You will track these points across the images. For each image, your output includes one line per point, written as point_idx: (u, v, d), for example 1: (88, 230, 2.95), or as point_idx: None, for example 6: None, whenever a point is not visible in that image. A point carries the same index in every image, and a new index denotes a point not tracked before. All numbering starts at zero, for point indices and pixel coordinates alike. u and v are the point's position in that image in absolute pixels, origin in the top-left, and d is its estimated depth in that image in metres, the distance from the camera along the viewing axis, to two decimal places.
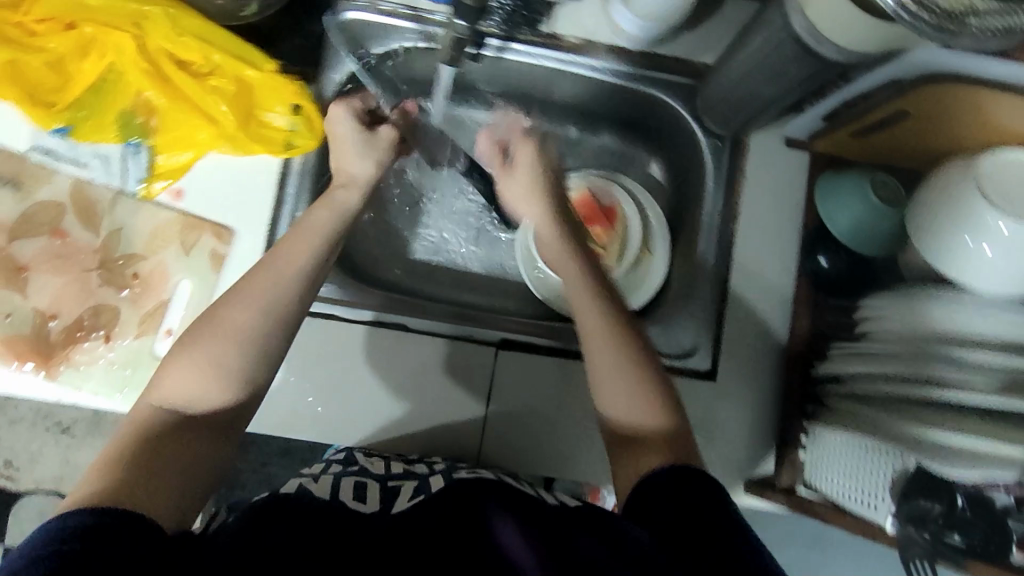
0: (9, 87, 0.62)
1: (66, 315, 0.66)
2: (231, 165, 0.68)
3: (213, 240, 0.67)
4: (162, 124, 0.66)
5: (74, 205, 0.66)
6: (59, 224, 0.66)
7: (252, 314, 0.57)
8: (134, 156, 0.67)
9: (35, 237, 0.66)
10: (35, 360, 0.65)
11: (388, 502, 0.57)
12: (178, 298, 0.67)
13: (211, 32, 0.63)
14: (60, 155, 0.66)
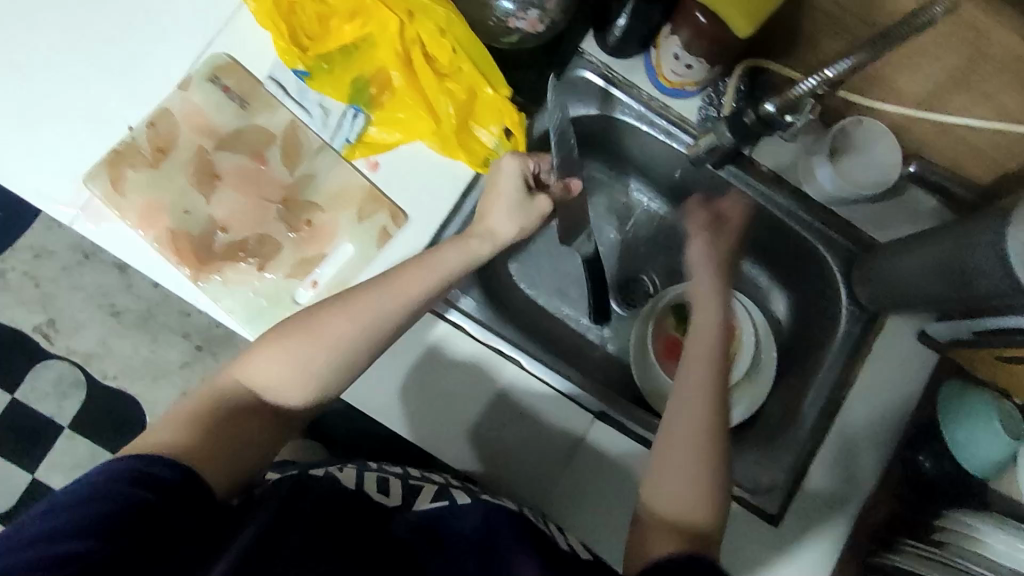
0: (282, 20, 0.69)
1: (234, 232, 0.69)
2: (429, 160, 0.72)
3: (387, 218, 0.70)
4: (389, 102, 0.71)
5: (282, 140, 0.70)
6: (262, 151, 0.70)
7: (351, 334, 0.60)
8: (351, 118, 0.71)
9: (235, 152, 0.70)
10: (191, 261, 0.68)
11: (410, 498, 0.63)
12: (335, 256, 0.70)
13: (469, 43, 0.68)
14: (289, 93, 0.71)
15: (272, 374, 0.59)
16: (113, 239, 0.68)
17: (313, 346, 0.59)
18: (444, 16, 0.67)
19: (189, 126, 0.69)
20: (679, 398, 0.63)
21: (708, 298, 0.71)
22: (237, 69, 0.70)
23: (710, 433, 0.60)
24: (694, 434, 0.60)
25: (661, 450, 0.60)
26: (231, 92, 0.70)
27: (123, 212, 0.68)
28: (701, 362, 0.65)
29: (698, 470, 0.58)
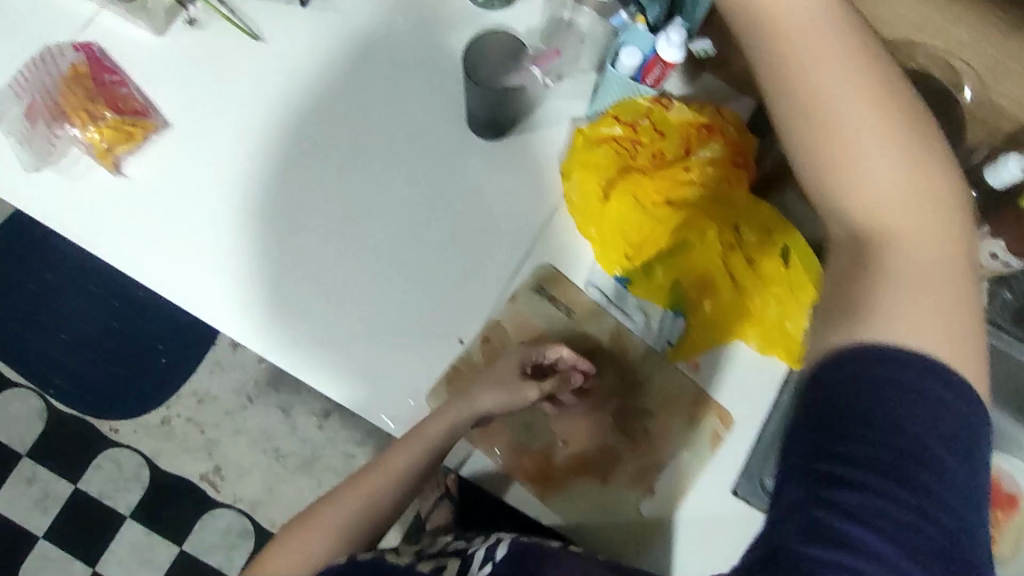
0: (615, 235, 0.71)
1: (573, 447, 0.70)
2: (749, 361, 0.73)
3: (717, 421, 0.71)
4: (710, 304, 0.72)
5: (611, 351, 0.71)
6: (594, 362, 0.71)
7: (348, 508, 0.64)
8: (673, 321, 0.72)
9: (572, 367, 0.71)
10: (535, 478, 0.70)
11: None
12: (672, 464, 0.70)
13: (798, 251, 0.71)
14: (612, 301, 0.73)
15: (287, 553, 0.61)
16: (462, 459, 0.71)
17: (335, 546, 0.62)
18: (776, 228, 0.71)
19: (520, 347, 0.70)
20: (914, 317, 0.44)
21: (881, 159, 0.46)
22: (565, 285, 0.72)
23: (931, 239, 0.46)
24: (895, 197, 0.46)
25: (837, 316, 0.46)
26: (557, 300, 0.72)
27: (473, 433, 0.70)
28: (896, 139, 0.46)
29: (879, 293, 0.45)
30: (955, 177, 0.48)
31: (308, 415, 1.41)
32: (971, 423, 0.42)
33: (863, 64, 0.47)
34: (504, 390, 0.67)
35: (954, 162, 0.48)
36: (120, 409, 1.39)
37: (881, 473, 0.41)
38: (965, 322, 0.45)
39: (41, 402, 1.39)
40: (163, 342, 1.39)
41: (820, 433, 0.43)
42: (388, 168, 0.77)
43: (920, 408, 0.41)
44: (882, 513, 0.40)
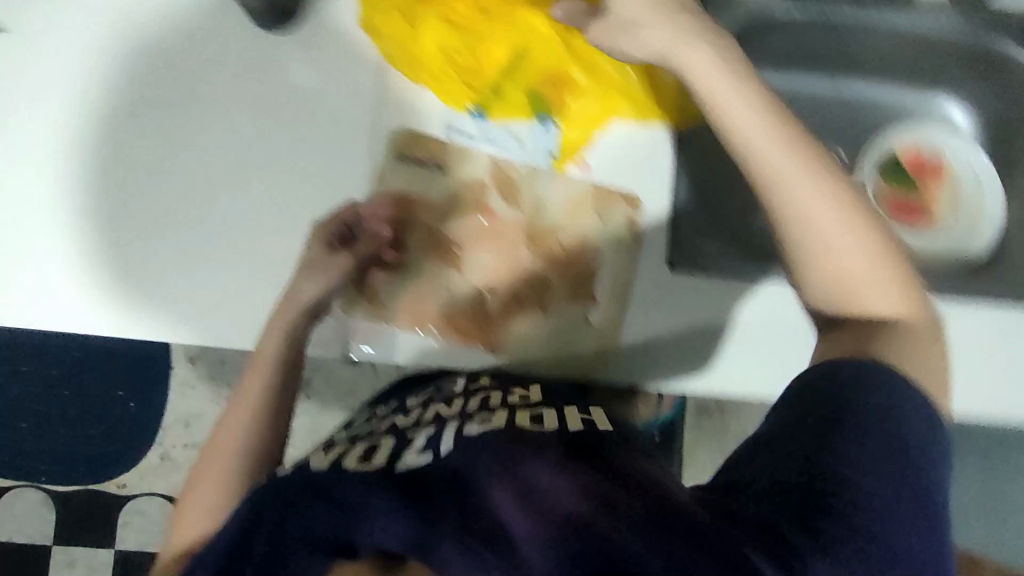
0: (450, 70, 0.67)
1: (500, 290, 0.67)
2: (630, 137, 0.70)
3: (625, 207, 0.69)
4: (570, 98, 0.69)
5: (495, 181, 0.68)
6: (485, 203, 0.68)
7: (243, 421, 0.64)
8: (544, 131, 0.69)
9: (448, 213, 0.68)
10: (477, 336, 0.66)
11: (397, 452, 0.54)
12: (601, 264, 0.68)
13: None
14: (472, 134, 0.69)
15: (201, 484, 0.61)
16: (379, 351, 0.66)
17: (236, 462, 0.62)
18: None
19: (369, 220, 0.66)
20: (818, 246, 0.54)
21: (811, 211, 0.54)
22: (415, 139, 0.68)
23: (866, 238, 0.54)
24: (799, 175, 0.55)
25: (809, 261, 0.55)
26: (425, 161, 0.68)
27: (386, 316, 0.66)
28: (809, 164, 0.55)
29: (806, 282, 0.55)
30: (813, 148, 0.56)
31: None
32: (892, 402, 0.50)
33: (776, 129, 0.56)
34: (337, 268, 0.64)
35: (807, 138, 0.57)
36: (118, 466, 1.38)
37: (875, 460, 0.48)
38: (892, 255, 0.55)
39: (40, 493, 1.38)
40: (123, 388, 1.39)
41: (813, 414, 0.50)
42: (192, 101, 0.67)
43: (891, 422, 0.49)
44: (867, 471, 0.47)
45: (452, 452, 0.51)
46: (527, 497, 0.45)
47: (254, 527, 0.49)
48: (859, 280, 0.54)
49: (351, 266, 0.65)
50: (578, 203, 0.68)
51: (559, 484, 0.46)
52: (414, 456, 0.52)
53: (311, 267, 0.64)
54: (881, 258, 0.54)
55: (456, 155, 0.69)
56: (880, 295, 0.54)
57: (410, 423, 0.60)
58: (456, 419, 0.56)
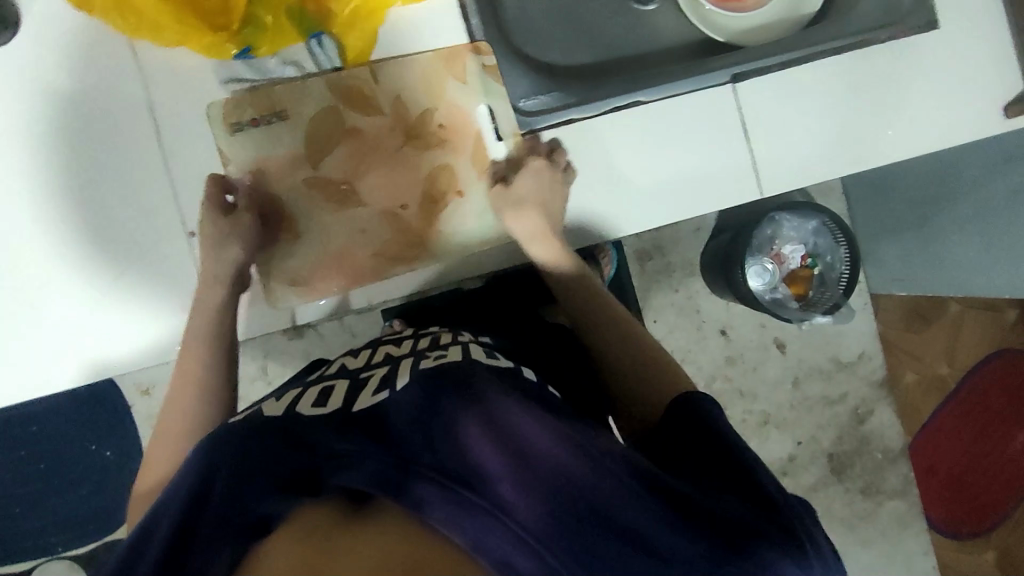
0: (204, 32, 0.79)
1: (411, 202, 0.85)
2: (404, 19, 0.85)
3: (479, 57, 0.85)
4: (331, 6, 0.82)
5: (342, 99, 0.83)
6: (349, 125, 0.83)
7: (185, 395, 0.76)
8: (322, 44, 0.83)
9: (314, 152, 0.83)
10: (417, 245, 0.86)
11: (353, 399, 0.61)
12: (483, 119, 0.86)
13: None
14: (253, 75, 0.83)
15: (159, 462, 0.71)
16: (308, 310, 0.87)
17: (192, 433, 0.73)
18: None
19: (241, 183, 0.82)
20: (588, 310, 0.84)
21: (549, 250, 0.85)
22: (243, 105, 0.81)
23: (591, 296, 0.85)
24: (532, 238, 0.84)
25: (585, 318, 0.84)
26: (241, 117, 0.81)
27: (307, 279, 0.84)
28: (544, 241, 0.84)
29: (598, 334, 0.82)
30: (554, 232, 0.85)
31: (252, 383, 1.37)
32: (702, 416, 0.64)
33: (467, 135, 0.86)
34: (250, 230, 0.80)
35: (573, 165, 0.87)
36: (120, 510, 1.40)
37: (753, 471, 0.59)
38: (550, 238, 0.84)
39: (60, 561, 1.39)
40: (94, 440, 1.39)
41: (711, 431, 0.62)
42: None
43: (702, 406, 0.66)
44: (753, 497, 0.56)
45: (409, 384, 0.60)
46: (496, 432, 0.53)
47: (257, 493, 0.53)
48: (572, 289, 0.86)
49: (252, 215, 0.81)
50: (403, 95, 0.84)
51: (540, 451, 0.52)
52: (367, 399, 0.59)
53: (215, 245, 0.79)
54: (593, 293, 0.85)
55: (289, 96, 0.82)
56: (591, 309, 0.84)
57: (361, 364, 0.70)
58: (409, 362, 0.65)
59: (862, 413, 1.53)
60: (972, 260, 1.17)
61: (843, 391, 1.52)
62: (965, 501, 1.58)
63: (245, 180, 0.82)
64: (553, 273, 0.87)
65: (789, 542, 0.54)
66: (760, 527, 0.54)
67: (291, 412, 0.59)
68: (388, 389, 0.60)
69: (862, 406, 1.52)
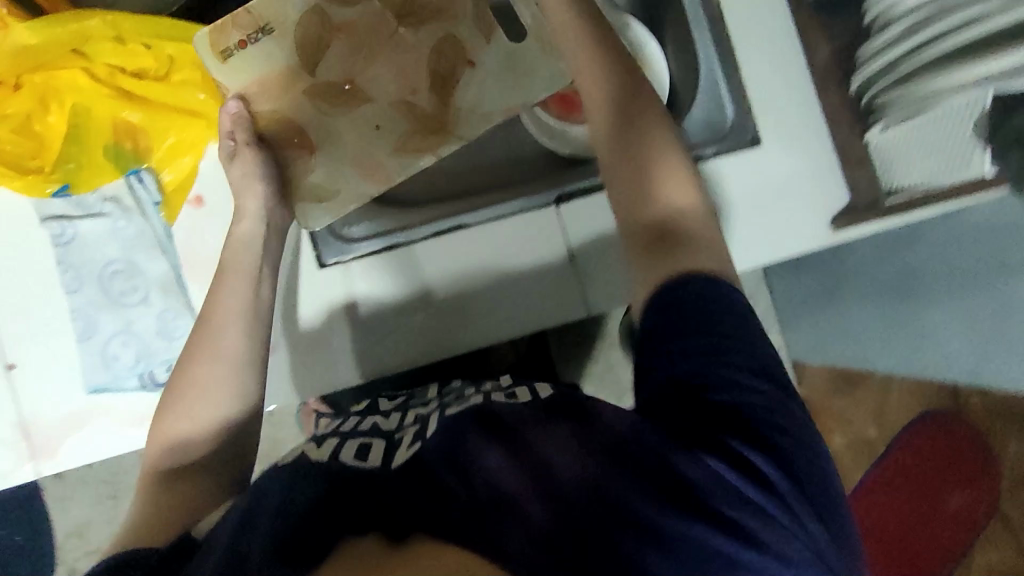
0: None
1: (422, 88, 0.69)
2: None
3: None
4: (151, 141, 0.65)
5: (303, 33, 0.65)
6: (329, 40, 0.66)
7: (234, 300, 0.60)
8: (142, 183, 0.65)
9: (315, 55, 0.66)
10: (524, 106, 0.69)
11: (390, 454, 0.50)
12: None
13: (155, 26, 0.62)
14: (73, 214, 0.65)
15: (188, 418, 0.57)
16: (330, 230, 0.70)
17: (224, 386, 0.58)
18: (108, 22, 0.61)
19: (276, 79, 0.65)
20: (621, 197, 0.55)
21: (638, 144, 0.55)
22: (224, 27, 0.62)
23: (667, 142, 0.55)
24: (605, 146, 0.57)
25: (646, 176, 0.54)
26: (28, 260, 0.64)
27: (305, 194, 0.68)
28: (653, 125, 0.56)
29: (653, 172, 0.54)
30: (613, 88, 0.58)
31: None
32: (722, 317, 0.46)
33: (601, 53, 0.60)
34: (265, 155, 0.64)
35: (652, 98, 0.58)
36: None
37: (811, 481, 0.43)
38: (632, 99, 0.57)
39: None
40: None
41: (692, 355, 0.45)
42: None
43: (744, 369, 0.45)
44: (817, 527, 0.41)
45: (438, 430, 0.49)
46: (520, 450, 0.44)
47: (238, 538, 0.46)
48: (655, 174, 0.54)
49: (252, 142, 0.64)
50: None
51: (600, 424, 0.45)
52: (406, 450, 0.49)
53: (241, 182, 0.63)
54: (626, 156, 0.55)
55: (268, 6, 0.63)
56: (621, 138, 0.56)
57: (393, 425, 0.58)
58: (435, 413, 0.54)
59: None
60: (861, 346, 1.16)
61: None
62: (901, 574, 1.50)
63: (240, 106, 0.64)
64: (591, 94, 0.59)
65: (769, 454, 0.42)
66: (795, 458, 0.43)
67: (332, 464, 0.51)
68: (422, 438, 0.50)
69: None
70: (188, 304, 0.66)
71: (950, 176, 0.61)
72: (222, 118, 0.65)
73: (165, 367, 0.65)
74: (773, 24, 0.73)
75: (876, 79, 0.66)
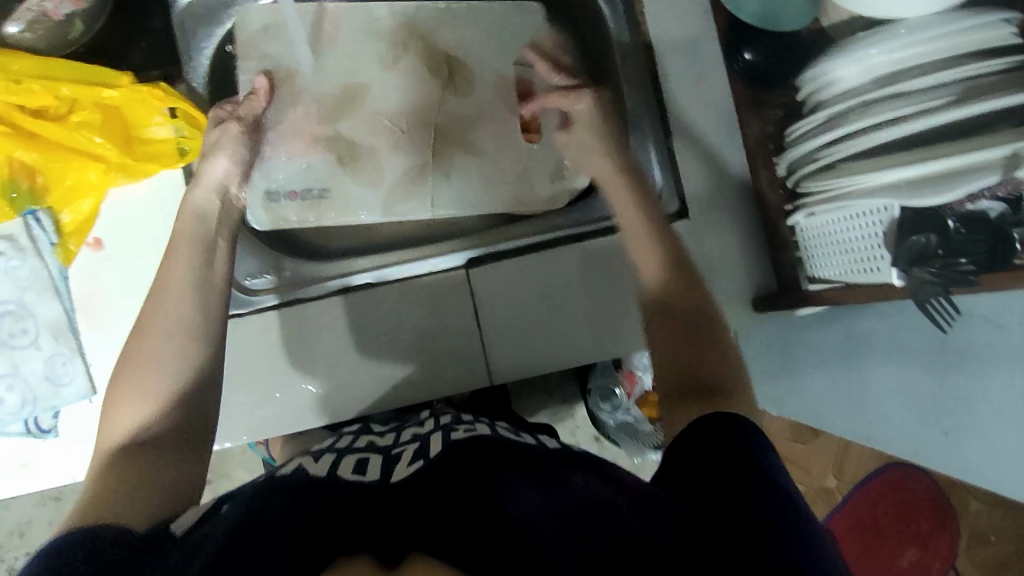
0: None
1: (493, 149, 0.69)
2: (133, 200, 0.66)
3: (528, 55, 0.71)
4: (49, 180, 0.63)
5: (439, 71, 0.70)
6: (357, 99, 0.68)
7: (182, 254, 0.55)
8: (37, 223, 0.64)
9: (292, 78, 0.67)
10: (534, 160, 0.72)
11: (388, 470, 0.48)
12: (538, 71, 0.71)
13: (49, 67, 0.59)
14: None
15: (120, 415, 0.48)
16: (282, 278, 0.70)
17: (200, 338, 0.51)
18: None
19: (247, 107, 0.63)
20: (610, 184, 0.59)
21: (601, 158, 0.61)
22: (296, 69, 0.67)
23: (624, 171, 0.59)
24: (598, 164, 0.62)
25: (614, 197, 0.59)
26: None
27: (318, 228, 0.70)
28: (596, 134, 0.62)
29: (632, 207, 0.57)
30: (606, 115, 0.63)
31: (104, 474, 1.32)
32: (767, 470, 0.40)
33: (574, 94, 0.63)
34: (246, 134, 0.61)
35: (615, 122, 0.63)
36: None
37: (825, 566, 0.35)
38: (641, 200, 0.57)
39: None
40: None
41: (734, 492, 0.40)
42: None
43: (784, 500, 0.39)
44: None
45: (445, 453, 0.47)
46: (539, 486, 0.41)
47: (257, 504, 0.41)
48: (705, 319, 0.50)
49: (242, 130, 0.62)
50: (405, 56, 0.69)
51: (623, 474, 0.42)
52: (405, 469, 0.46)
53: (227, 139, 0.61)
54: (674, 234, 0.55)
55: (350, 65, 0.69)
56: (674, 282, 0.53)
57: (391, 437, 0.55)
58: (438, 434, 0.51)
59: None
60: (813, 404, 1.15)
61: None
62: None
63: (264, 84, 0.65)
64: (646, 249, 0.55)
65: None
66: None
67: (329, 478, 0.46)
68: (426, 461, 0.47)
69: None
70: (79, 350, 0.65)
71: (852, 275, 0.59)
72: (122, 162, 0.63)
73: (50, 414, 0.65)
74: (708, 95, 0.71)
75: (798, 157, 0.62)
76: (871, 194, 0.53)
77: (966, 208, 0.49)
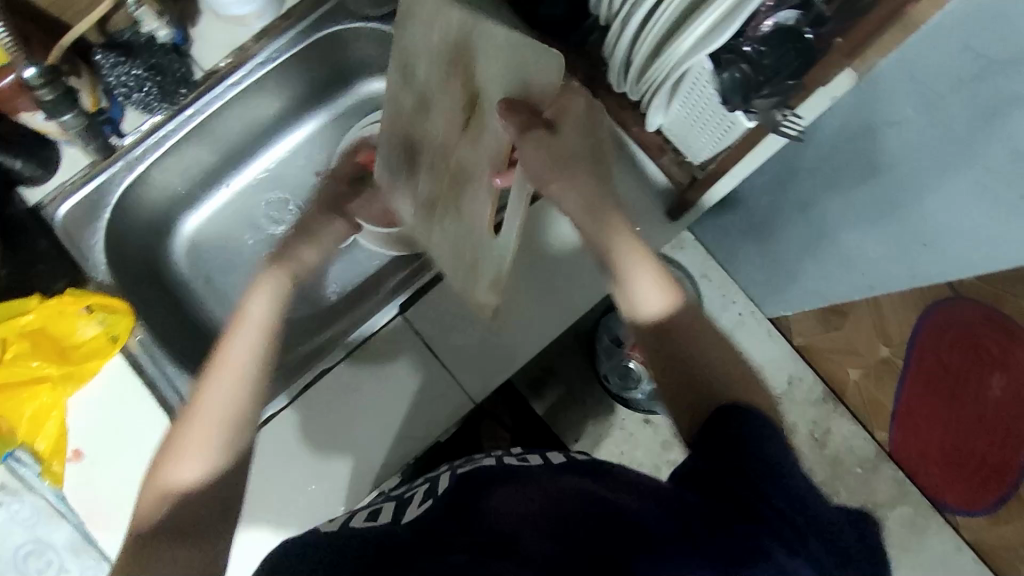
0: None
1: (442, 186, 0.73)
2: (90, 402, 0.69)
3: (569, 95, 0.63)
4: (12, 419, 0.67)
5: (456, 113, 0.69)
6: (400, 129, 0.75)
7: (250, 339, 0.60)
8: (19, 461, 0.68)
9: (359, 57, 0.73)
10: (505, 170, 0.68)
11: (401, 512, 0.55)
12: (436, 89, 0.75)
13: None
14: None
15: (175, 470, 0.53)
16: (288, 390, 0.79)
17: (237, 403, 0.56)
18: None
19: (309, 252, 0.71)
20: (649, 296, 0.58)
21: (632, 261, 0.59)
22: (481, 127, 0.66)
23: (641, 260, 0.59)
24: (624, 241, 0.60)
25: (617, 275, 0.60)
26: None
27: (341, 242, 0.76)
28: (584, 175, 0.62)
29: (637, 291, 0.59)
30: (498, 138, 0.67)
31: None
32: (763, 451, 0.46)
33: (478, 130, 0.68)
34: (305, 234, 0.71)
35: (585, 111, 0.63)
36: None
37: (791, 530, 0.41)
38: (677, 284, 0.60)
39: None
40: None
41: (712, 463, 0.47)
42: None
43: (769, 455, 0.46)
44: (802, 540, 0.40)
45: (450, 482, 0.55)
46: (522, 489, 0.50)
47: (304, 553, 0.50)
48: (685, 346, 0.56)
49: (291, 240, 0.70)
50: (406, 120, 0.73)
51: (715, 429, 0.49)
52: (415, 510, 0.54)
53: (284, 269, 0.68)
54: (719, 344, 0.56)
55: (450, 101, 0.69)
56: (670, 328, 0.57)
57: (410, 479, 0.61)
58: (443, 473, 0.58)
59: (821, 435, 1.47)
60: (812, 279, 1.18)
61: (792, 423, 1.47)
62: (976, 466, 1.51)
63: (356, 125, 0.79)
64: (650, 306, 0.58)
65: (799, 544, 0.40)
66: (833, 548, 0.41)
67: (345, 528, 0.52)
68: (434, 497, 0.54)
69: (818, 429, 1.47)
70: (103, 555, 0.67)
71: (728, 136, 0.62)
72: (61, 372, 0.67)
73: None
74: None
75: (626, 66, 0.65)
76: (687, 58, 0.55)
77: (766, 28, 0.52)
